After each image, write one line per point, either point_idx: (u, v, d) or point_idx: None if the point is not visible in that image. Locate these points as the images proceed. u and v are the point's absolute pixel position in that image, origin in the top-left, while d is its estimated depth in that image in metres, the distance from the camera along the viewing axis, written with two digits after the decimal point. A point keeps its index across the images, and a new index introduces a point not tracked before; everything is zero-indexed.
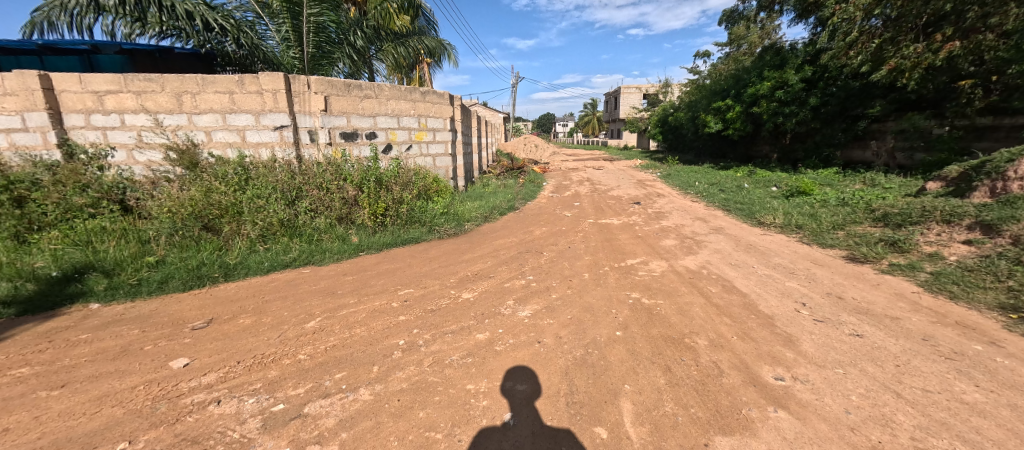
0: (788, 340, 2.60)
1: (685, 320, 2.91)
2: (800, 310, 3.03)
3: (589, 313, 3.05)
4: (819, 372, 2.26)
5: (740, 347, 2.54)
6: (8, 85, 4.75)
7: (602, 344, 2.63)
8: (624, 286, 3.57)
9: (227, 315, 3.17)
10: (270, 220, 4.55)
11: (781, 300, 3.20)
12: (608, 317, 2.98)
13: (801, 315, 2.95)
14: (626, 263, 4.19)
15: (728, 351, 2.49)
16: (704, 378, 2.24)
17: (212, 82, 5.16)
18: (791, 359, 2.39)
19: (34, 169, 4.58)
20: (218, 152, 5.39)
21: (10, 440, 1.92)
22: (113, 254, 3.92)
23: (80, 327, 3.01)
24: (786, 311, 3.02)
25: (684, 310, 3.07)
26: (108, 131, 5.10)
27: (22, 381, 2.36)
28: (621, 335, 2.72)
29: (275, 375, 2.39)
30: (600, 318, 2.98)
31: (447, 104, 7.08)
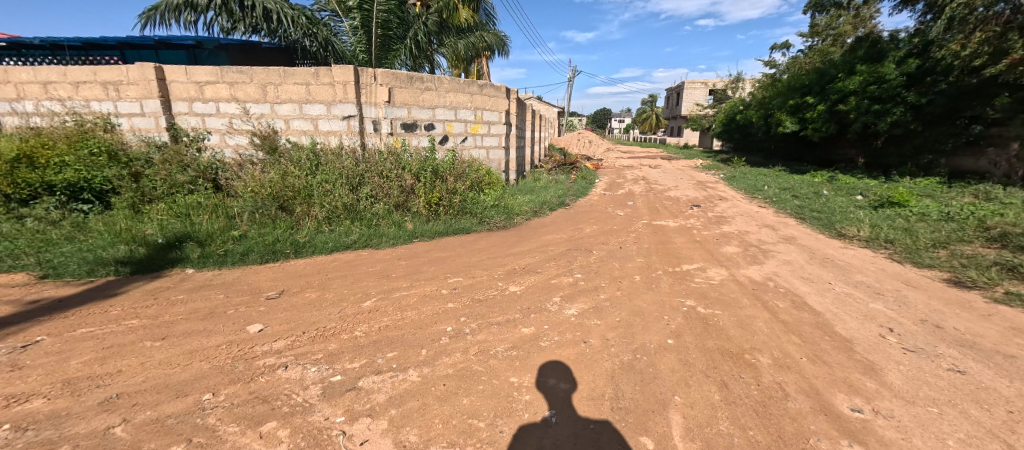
0: (869, 369, 2.35)
1: (746, 334, 2.73)
2: (885, 336, 2.72)
3: (639, 317, 2.96)
4: (907, 409, 2.02)
5: (810, 371, 2.33)
6: (130, 75, 5.49)
7: (652, 350, 2.54)
8: (678, 292, 3.41)
9: (296, 288, 3.46)
10: (336, 204, 4.89)
11: (863, 324, 2.89)
12: (659, 324, 2.87)
13: (887, 342, 2.65)
14: (681, 268, 3.99)
15: (796, 373, 2.31)
16: (766, 400, 2.09)
17: (292, 74, 5.59)
18: (873, 391, 2.16)
19: (148, 149, 5.26)
20: (295, 138, 5.86)
21: (124, 380, 2.25)
22: (206, 227, 4.42)
23: (177, 288, 3.43)
24: (868, 335, 2.73)
25: (745, 323, 2.88)
26: (205, 118, 5.73)
27: (134, 330, 2.75)
28: (673, 344, 2.61)
29: (334, 348, 2.58)
30: (650, 323, 2.87)
31: (503, 97, 7.13)
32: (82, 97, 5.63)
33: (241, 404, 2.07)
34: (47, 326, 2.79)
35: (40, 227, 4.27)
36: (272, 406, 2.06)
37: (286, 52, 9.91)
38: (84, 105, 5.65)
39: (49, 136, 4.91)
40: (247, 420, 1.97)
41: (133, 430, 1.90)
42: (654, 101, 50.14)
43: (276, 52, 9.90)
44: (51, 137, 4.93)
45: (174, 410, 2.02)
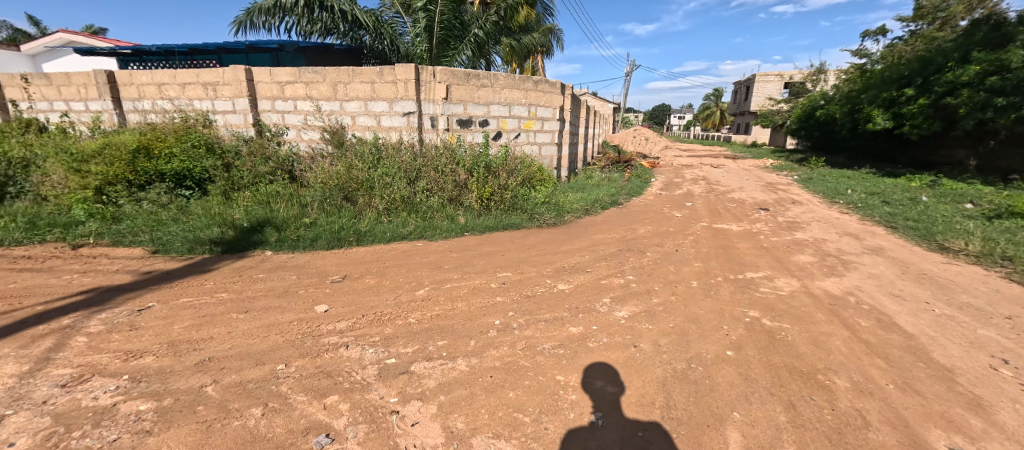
0: (973, 404, 2.09)
1: (820, 353, 2.52)
2: (998, 369, 2.39)
3: (695, 325, 2.84)
4: None
5: (897, 400, 2.12)
6: (225, 76, 6.14)
7: (709, 361, 2.43)
8: (740, 302, 3.22)
9: (357, 274, 3.70)
10: (394, 196, 5.14)
11: (968, 352, 2.56)
12: (718, 334, 2.73)
13: (1001, 375, 2.33)
14: (744, 276, 3.76)
15: (879, 401, 2.10)
16: (842, 427, 1.93)
17: (359, 74, 5.96)
18: (977, 430, 1.92)
19: (237, 143, 5.88)
20: (360, 134, 6.24)
21: (214, 345, 2.55)
22: (282, 213, 4.85)
23: (258, 268, 3.81)
24: (975, 366, 2.41)
25: (818, 341, 2.66)
26: (285, 115, 6.26)
27: (222, 303, 3.11)
28: (732, 356, 2.48)
29: (390, 332, 2.74)
30: (708, 332, 2.75)
31: (558, 93, 7.07)
32: (186, 96, 6.39)
33: (309, 376, 2.27)
34: (156, 294, 3.22)
35: (153, 208, 4.92)
36: (335, 381, 2.24)
37: (355, 52, 10.56)
38: (188, 103, 6.40)
39: (161, 131, 5.64)
40: (314, 391, 2.15)
41: (221, 390, 2.15)
42: (720, 96, 47.16)
43: (347, 52, 10.59)
44: (162, 132, 5.66)
45: (254, 376, 2.27)
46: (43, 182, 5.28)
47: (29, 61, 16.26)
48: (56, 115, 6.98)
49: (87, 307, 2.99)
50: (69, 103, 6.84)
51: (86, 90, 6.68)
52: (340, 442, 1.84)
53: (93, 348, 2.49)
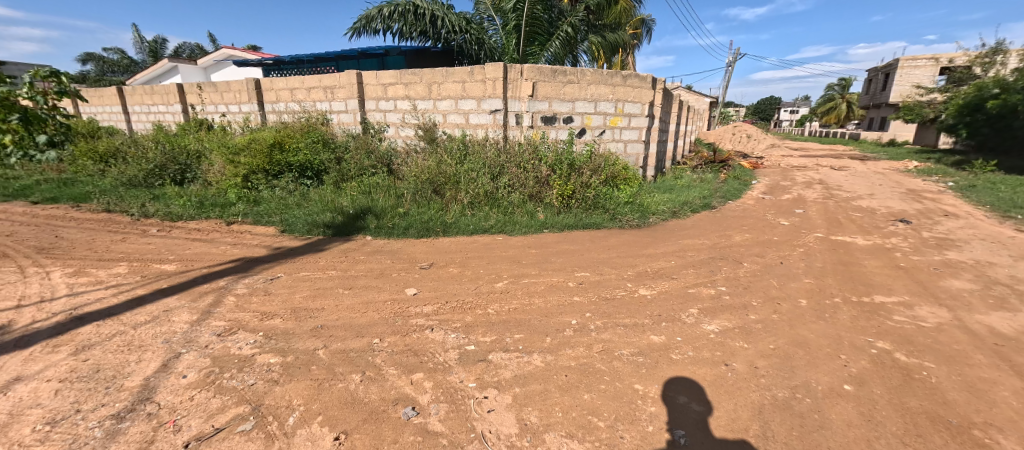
0: None
1: (975, 404, 2.09)
2: None
3: (803, 350, 2.52)
4: None
5: None
6: (341, 80, 6.91)
7: (819, 393, 2.15)
8: (864, 329, 2.79)
9: (442, 262, 3.93)
10: (478, 192, 5.35)
11: None
12: (832, 363, 2.40)
13: None
14: (873, 300, 3.24)
15: None
16: None
17: (452, 74, 6.29)
18: None
19: (348, 140, 6.60)
20: (450, 130, 6.59)
21: (324, 315, 2.91)
22: (380, 203, 5.33)
23: (361, 250, 4.25)
24: None
25: (974, 389, 2.20)
26: (387, 114, 6.85)
27: (331, 278, 3.53)
28: (850, 391, 2.16)
29: (470, 320, 2.87)
30: (819, 360, 2.43)
31: (649, 88, 6.50)
32: (310, 98, 7.29)
33: (399, 352, 2.48)
34: (282, 267, 3.77)
35: (282, 194, 5.75)
36: (421, 360, 2.41)
37: (449, 53, 11.14)
38: (310, 104, 7.32)
39: (291, 129, 6.56)
40: (403, 367, 2.35)
41: (329, 355, 2.45)
42: (846, 86, 40.85)
43: (442, 53, 11.21)
44: (291, 130, 6.57)
45: (354, 346, 2.54)
46: (208, 171, 6.48)
47: (199, 71, 19.89)
48: (217, 116, 8.50)
49: (235, 272, 3.61)
50: (227, 105, 8.27)
51: (239, 94, 8.01)
52: (424, 417, 1.98)
53: (238, 306, 3.00)
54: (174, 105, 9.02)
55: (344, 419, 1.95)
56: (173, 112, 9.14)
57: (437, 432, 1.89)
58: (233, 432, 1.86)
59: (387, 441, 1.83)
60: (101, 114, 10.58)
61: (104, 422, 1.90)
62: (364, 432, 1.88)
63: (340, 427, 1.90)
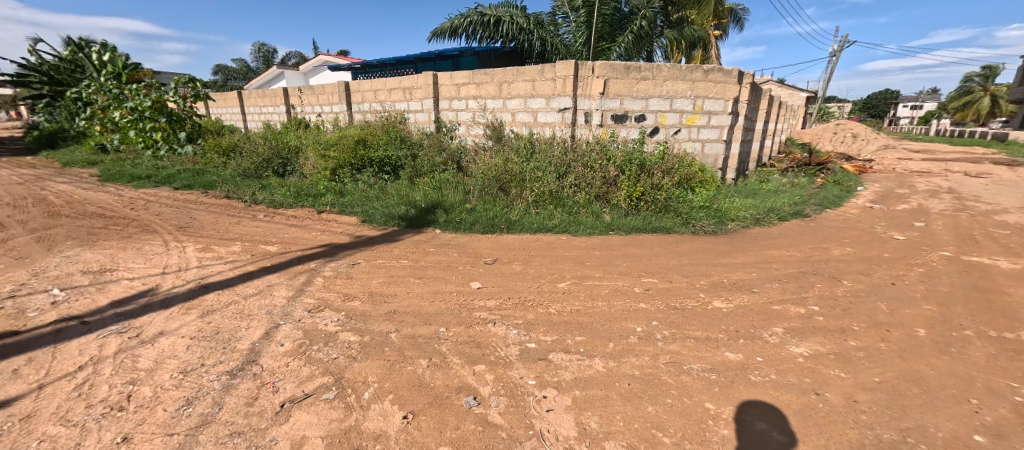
0: None
1: None
2: None
3: (918, 388, 2.17)
4: None
5: None
6: (419, 81, 7.28)
7: (937, 440, 1.84)
8: (1005, 371, 2.33)
9: (506, 259, 3.98)
10: (543, 190, 5.33)
11: None
12: (957, 407, 2.04)
13: None
14: (1019, 337, 2.69)
15: None
16: None
17: (522, 73, 6.33)
18: None
19: (423, 137, 6.96)
20: (518, 129, 6.65)
21: (397, 301, 3.09)
22: (449, 199, 5.54)
23: (430, 243, 4.45)
24: None
25: None
26: (459, 112, 7.09)
27: (404, 267, 3.74)
28: (980, 443, 1.82)
29: (532, 317, 2.88)
30: (939, 402, 2.08)
31: (733, 83, 5.83)
32: (391, 99, 7.77)
33: (463, 343, 2.56)
34: (361, 254, 4.07)
35: (363, 187, 6.22)
36: (483, 352, 2.47)
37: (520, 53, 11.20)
38: (391, 104, 7.81)
39: (373, 128, 7.07)
40: (467, 357, 2.42)
41: (399, 338, 2.60)
42: (989, 77, 34.42)
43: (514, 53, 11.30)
44: (373, 128, 7.07)
45: (423, 333, 2.67)
46: (303, 165, 7.21)
47: (299, 75, 22.21)
48: (312, 115, 9.41)
49: (322, 256, 3.97)
50: (321, 106, 9.12)
51: (331, 96, 8.80)
52: (484, 408, 2.02)
53: (324, 288, 3.29)
54: (279, 106, 10.17)
55: (412, 400, 2.06)
56: (278, 112, 10.30)
57: (496, 425, 1.92)
58: (318, 400, 2.06)
59: (449, 426, 1.90)
60: (224, 114, 12.26)
61: (221, 377, 2.22)
62: (429, 415, 1.97)
63: (408, 407, 2.01)
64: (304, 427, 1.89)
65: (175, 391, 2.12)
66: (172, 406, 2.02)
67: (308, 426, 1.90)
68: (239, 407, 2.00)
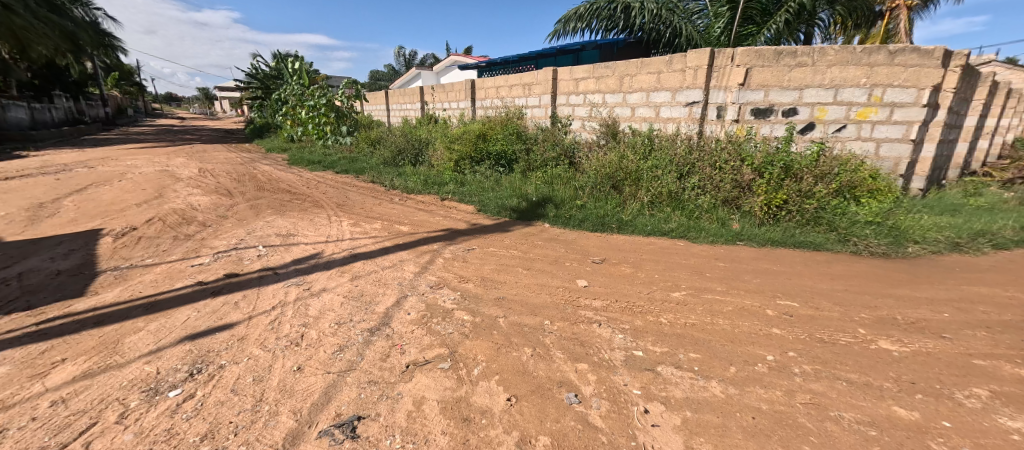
0: None
1: None
2: None
3: None
4: None
5: None
6: (539, 77, 7.41)
7: None
8: None
9: (615, 259, 3.83)
10: (660, 190, 4.99)
11: None
12: None
13: None
14: None
15: None
16: None
17: (647, 65, 5.97)
18: None
19: (538, 132, 7.08)
20: (636, 124, 6.32)
21: (506, 289, 3.22)
22: (561, 194, 5.55)
23: (539, 236, 4.51)
24: None
25: None
26: (576, 108, 7.02)
27: (514, 257, 3.86)
28: None
29: (641, 324, 2.72)
30: None
31: (937, 66, 4.45)
32: (511, 95, 8.05)
33: (567, 339, 2.54)
34: (476, 241, 4.32)
35: (480, 178, 6.61)
36: (587, 351, 2.42)
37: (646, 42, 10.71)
38: (511, 100, 8.10)
39: (493, 123, 7.44)
40: (570, 353, 2.39)
41: (507, 325, 2.70)
42: None
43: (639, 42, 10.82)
44: (493, 123, 7.44)
45: (528, 322, 2.73)
46: (431, 156, 7.94)
47: (433, 75, 24.49)
48: (442, 111, 10.28)
49: (443, 240, 4.33)
50: (450, 103, 9.90)
51: (458, 94, 9.49)
52: (586, 407, 1.98)
53: (443, 268, 3.58)
54: (415, 103, 11.35)
55: (516, 386, 2.13)
56: (414, 108, 11.51)
57: (598, 427, 1.86)
58: (436, 367, 2.28)
59: (550, 418, 1.91)
60: (372, 110, 14.19)
61: (364, 333, 2.60)
62: (532, 402, 2.01)
63: (512, 391, 2.09)
64: (424, 389, 2.11)
65: (331, 338, 2.54)
66: (328, 349, 2.42)
67: (427, 389, 2.11)
68: (375, 361, 2.31)
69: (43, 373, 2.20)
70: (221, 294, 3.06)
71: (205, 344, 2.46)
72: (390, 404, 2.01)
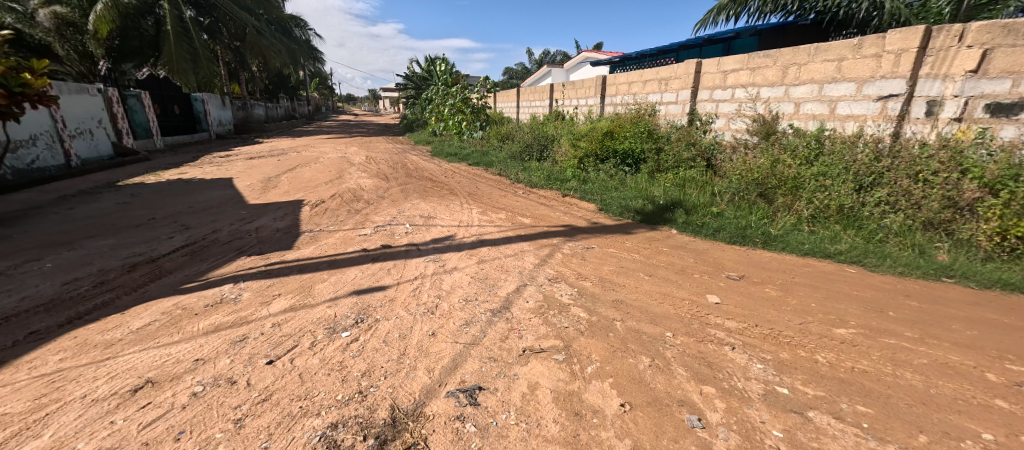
0: None
1: None
2: None
3: None
4: None
5: None
6: (679, 70, 6.86)
7: None
8: None
9: (757, 278, 3.37)
10: (828, 202, 4.21)
11: None
12: None
13: None
14: None
15: None
16: None
17: (825, 50, 4.86)
18: None
19: (671, 131, 6.59)
20: (800, 123, 5.24)
21: (625, 292, 3.12)
22: (694, 199, 5.11)
23: (664, 242, 4.23)
24: None
25: None
26: (720, 103, 6.27)
27: (634, 261, 3.70)
28: None
29: (786, 357, 2.34)
30: None
31: None
32: (644, 91, 7.66)
33: (691, 356, 2.35)
34: (596, 240, 4.25)
35: (604, 177, 6.50)
36: (714, 374, 2.20)
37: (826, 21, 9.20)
38: (644, 96, 7.71)
39: (623, 120, 7.19)
40: (695, 373, 2.20)
41: (624, 329, 2.62)
42: None
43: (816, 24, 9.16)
44: (622, 120, 7.17)
45: (647, 331, 2.60)
46: (556, 152, 8.05)
47: (563, 72, 24.69)
48: (570, 108, 10.31)
49: (562, 235, 4.37)
50: (579, 99, 9.87)
51: (589, 91, 9.39)
52: (710, 435, 1.81)
53: (562, 263, 3.63)
54: (545, 100, 11.61)
55: (630, 393, 2.06)
56: (543, 105, 11.80)
57: None
58: (551, 357, 2.34)
59: (668, 436, 1.80)
60: (504, 107, 14.97)
61: (487, 313, 2.80)
62: (648, 414, 1.92)
63: (626, 397, 2.02)
64: (539, 376, 2.18)
65: (460, 312, 2.80)
66: (457, 322, 2.67)
67: (541, 376, 2.18)
68: (496, 341, 2.47)
69: (266, 301, 2.92)
70: (379, 261, 3.63)
71: (365, 300, 2.94)
72: (506, 382, 2.13)
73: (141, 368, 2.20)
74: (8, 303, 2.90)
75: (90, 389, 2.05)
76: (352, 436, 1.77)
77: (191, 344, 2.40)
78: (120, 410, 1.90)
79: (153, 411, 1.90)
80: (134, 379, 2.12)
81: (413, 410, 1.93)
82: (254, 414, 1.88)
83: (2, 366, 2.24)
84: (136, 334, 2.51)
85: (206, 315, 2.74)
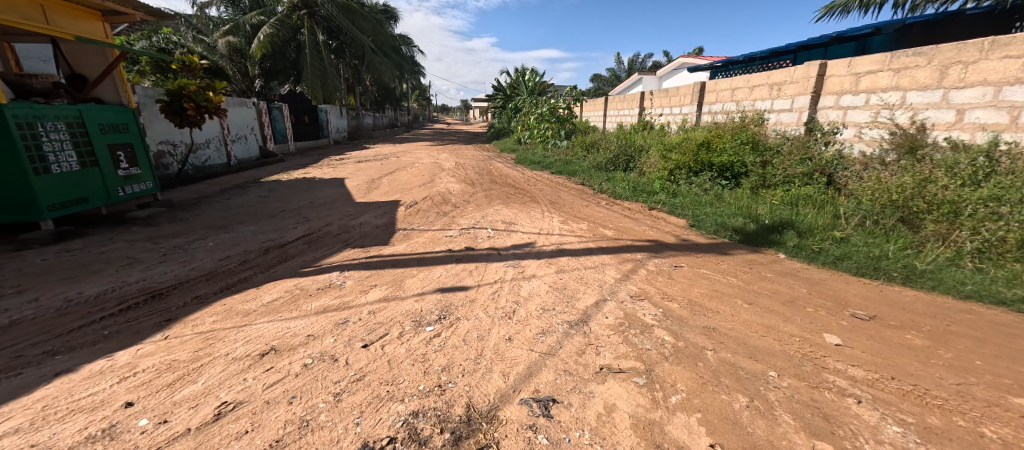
0: None
1: None
2: None
3: None
4: None
5: None
6: (795, 74, 6.09)
7: None
8: None
9: (895, 321, 2.80)
10: (1005, 233, 3.37)
11: None
12: None
13: None
14: None
15: None
16: None
17: (1006, 45, 3.92)
18: None
19: (781, 141, 5.88)
20: (962, 135, 4.30)
21: (718, 319, 2.82)
22: (811, 220, 4.48)
23: (768, 267, 3.76)
24: None
25: None
26: (848, 111, 5.42)
27: (731, 286, 3.33)
28: None
29: (937, 424, 1.89)
30: None
31: None
32: (752, 98, 6.96)
33: (801, 403, 2.03)
34: (687, 259, 3.93)
35: (698, 191, 6.03)
36: (833, 429, 1.86)
37: (1012, 6, 7.43)
38: (750, 104, 7.01)
39: (723, 130, 6.61)
40: (806, 424, 1.90)
41: (716, 360, 2.37)
42: None
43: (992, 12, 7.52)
44: (722, 130, 6.59)
45: (746, 366, 2.31)
46: (644, 163, 7.67)
47: (655, 79, 23.63)
48: (662, 117, 9.78)
49: (648, 250, 4.12)
50: (671, 108, 9.34)
51: (684, 98, 8.81)
52: None
53: (647, 280, 3.42)
54: (635, 109, 11.17)
55: (723, 433, 1.84)
56: (632, 114, 11.38)
57: None
58: (631, 379, 2.19)
59: None
60: (590, 115, 14.72)
61: (564, 324, 2.73)
62: None
63: (717, 437, 1.81)
64: (617, 397, 2.06)
65: (537, 320, 2.77)
66: (533, 330, 2.65)
67: (619, 398, 2.05)
68: (573, 354, 2.40)
69: (365, 290, 3.20)
70: (462, 262, 3.78)
71: (448, 299, 3.06)
72: (582, 398, 2.05)
73: (268, 337, 2.54)
74: (182, 271, 3.56)
75: (232, 348, 2.41)
76: (430, 427, 1.83)
77: (305, 322, 2.71)
78: (250, 370, 2.21)
79: (274, 375, 2.17)
80: (262, 345, 2.45)
81: (487, 412, 1.94)
82: (350, 391, 2.05)
83: (175, 322, 2.74)
84: (265, 308, 2.91)
85: (317, 296, 3.09)
